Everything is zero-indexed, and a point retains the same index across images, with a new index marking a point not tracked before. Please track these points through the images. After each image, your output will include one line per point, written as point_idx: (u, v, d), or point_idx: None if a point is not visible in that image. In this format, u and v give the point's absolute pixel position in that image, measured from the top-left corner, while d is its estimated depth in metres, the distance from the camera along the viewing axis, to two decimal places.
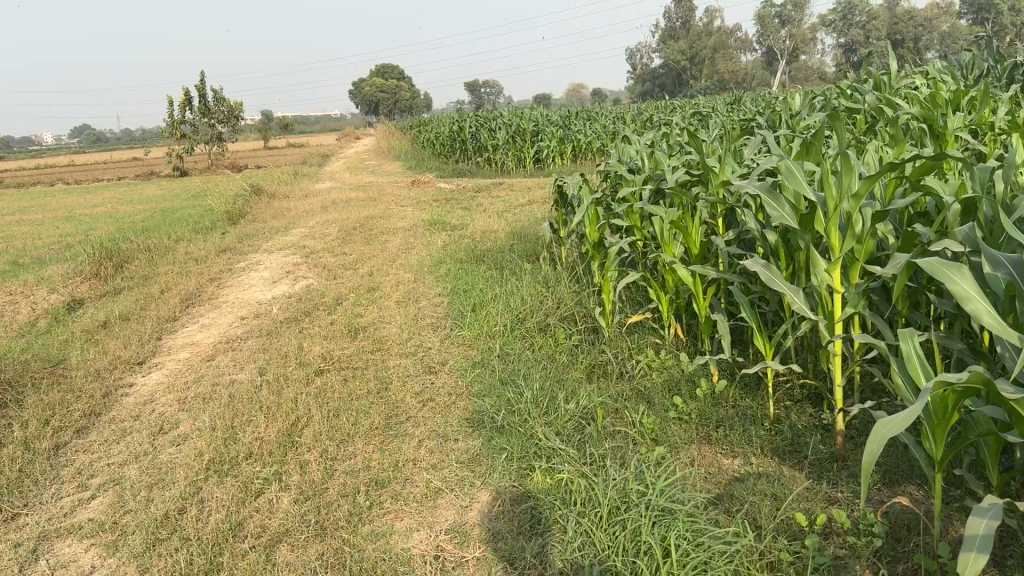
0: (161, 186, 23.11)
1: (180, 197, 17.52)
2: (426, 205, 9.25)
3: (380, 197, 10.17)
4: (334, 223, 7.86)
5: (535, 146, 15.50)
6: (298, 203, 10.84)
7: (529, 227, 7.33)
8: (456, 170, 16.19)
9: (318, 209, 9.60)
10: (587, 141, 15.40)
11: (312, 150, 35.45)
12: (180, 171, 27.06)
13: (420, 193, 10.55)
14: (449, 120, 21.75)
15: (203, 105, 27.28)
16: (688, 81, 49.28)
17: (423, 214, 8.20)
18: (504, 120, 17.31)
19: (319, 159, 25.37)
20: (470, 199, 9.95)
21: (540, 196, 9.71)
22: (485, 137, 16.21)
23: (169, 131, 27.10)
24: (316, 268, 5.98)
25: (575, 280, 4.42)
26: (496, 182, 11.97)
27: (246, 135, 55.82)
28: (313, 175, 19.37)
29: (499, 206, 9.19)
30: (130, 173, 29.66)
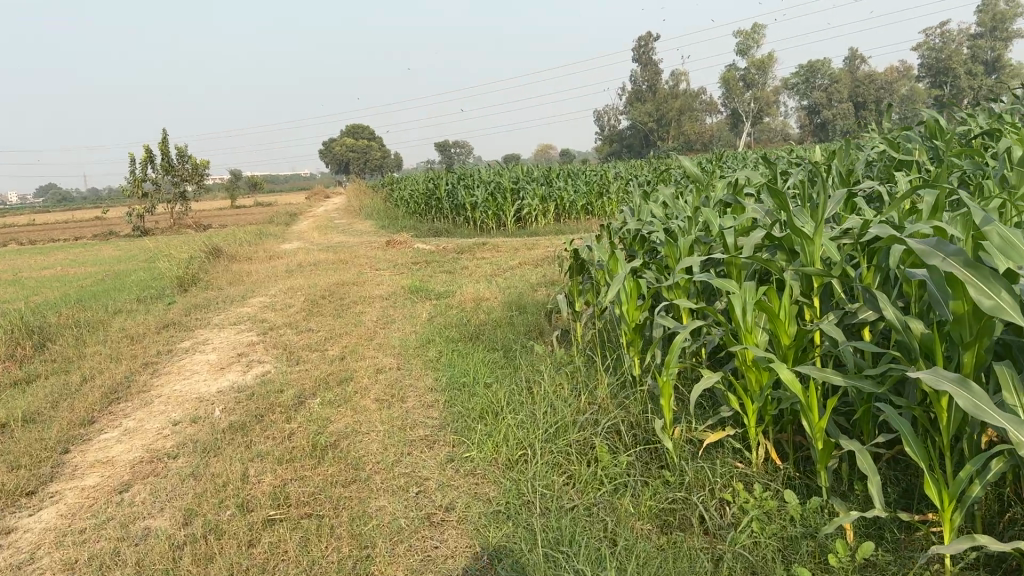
0: (117, 247, 21.87)
1: (136, 259, 16.32)
2: (404, 269, 8.24)
3: (351, 260, 9.14)
4: (299, 291, 6.80)
5: (516, 204, 14.67)
6: (261, 266, 9.78)
7: (525, 297, 6.33)
8: (433, 230, 15.26)
9: (283, 274, 8.53)
10: (570, 199, 14.61)
11: (281, 209, 34.44)
12: (140, 231, 25.84)
13: (397, 255, 9.56)
14: (422, 178, 20.97)
15: (166, 162, 26.24)
16: (661, 140, 49.38)
17: (402, 280, 7.18)
18: (482, 177, 16.52)
19: (287, 218, 24.34)
20: (452, 261, 8.96)
21: (529, 258, 8.75)
22: (464, 195, 15.34)
23: (130, 189, 25.93)
24: (275, 349, 4.90)
25: (610, 372, 3.45)
26: (479, 243, 11.02)
27: (214, 194, 54.73)
28: (280, 235, 18.30)
29: (486, 269, 8.21)
30: (89, 232, 28.34)
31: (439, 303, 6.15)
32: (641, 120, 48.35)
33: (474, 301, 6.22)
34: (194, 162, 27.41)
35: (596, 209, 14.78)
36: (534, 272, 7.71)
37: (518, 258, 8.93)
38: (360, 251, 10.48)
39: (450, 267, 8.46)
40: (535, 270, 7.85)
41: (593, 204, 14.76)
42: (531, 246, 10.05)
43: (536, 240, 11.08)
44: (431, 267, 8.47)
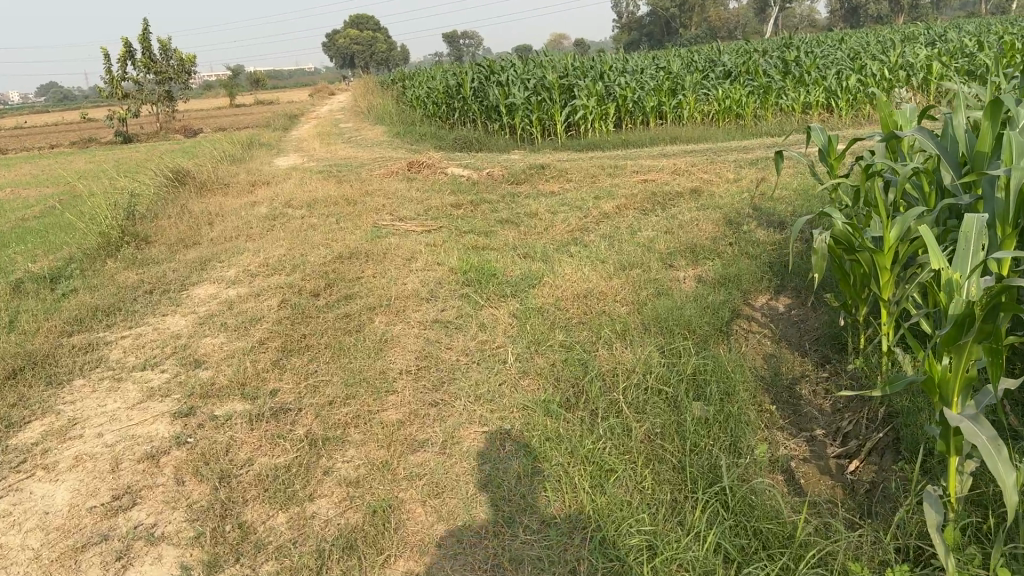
0: (92, 158, 19.01)
1: (104, 175, 13.51)
2: (445, 220, 5.43)
3: (360, 198, 6.30)
4: (277, 276, 4.02)
5: (564, 106, 11.68)
6: (236, 204, 6.97)
7: (675, 296, 3.54)
8: (461, 140, 12.31)
9: (258, 225, 5.73)
10: (631, 98, 11.62)
11: (282, 108, 31.26)
12: (124, 137, 22.93)
13: (427, 188, 6.72)
14: (439, 72, 17.85)
15: (147, 57, 22.99)
16: (691, 27, 45.28)
17: (445, 250, 4.37)
18: (517, 68, 13.45)
19: (286, 120, 21.28)
20: (508, 199, 6.13)
21: (624, 194, 5.88)
22: (498, 95, 12.28)
23: (109, 90, 22.83)
24: (195, 481, 2.15)
25: None
26: (533, 163, 8.16)
27: (215, 92, 51.28)
28: (276, 145, 15.35)
29: (567, 215, 5.38)
30: (68, 138, 25.37)
31: (528, 312, 3.36)
32: (663, 6, 44.36)
33: (590, 308, 3.43)
34: (180, 58, 24.09)
35: (665, 110, 11.75)
36: (648, 227, 4.89)
37: (607, 192, 6.09)
38: (373, 178, 7.62)
39: (511, 212, 5.64)
40: (649, 222, 5.01)
41: (662, 106, 11.72)
42: (611, 170, 7.16)
43: (607, 159, 8.23)
44: (481, 213, 5.64)
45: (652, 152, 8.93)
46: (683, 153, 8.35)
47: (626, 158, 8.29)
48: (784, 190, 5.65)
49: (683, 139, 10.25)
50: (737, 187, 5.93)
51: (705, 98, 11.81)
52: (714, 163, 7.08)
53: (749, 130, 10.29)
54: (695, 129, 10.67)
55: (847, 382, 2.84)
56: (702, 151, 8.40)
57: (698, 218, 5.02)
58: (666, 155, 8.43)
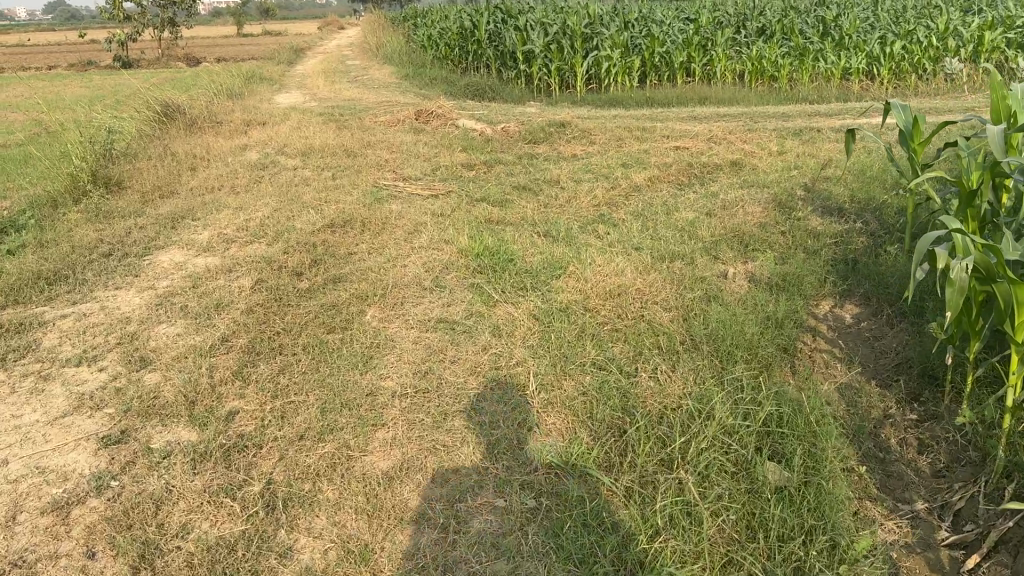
0: (87, 83, 18.20)
1: (95, 102, 12.79)
2: (455, 183, 4.82)
3: (361, 150, 5.68)
4: (257, 248, 3.43)
5: (587, 57, 10.93)
6: (226, 148, 6.34)
7: (728, 302, 2.96)
8: (474, 87, 11.57)
9: (246, 175, 5.12)
10: (659, 52, 10.85)
11: (289, 41, 30.23)
12: (123, 61, 22.06)
13: (436, 142, 6.09)
14: (454, 12, 16.97)
15: None
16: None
17: (455, 225, 3.78)
18: (537, 12, 12.64)
19: (291, 54, 20.40)
20: (527, 162, 5.51)
21: (656, 164, 5.26)
22: (516, 41, 11.51)
23: (109, 11, 21.86)
24: (110, 555, 1.60)
25: None
26: (552, 119, 7.50)
27: (222, 19, 49.90)
28: (278, 80, 14.59)
29: (592, 186, 4.77)
30: (65, 60, 24.46)
31: (552, 316, 2.78)
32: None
33: (627, 316, 2.85)
34: None
35: (694, 67, 11.00)
36: (687, 207, 4.28)
37: (636, 160, 5.47)
38: (378, 127, 6.98)
39: (529, 178, 5.03)
40: (687, 200, 4.40)
41: (691, 62, 10.98)
42: (638, 134, 6.51)
43: (632, 120, 7.58)
44: (496, 178, 5.03)
45: (679, 113, 8.25)
46: (715, 118, 7.68)
47: (652, 120, 7.63)
48: (837, 172, 5.03)
49: (712, 99, 9.54)
50: (781, 163, 5.31)
51: (738, 56, 11.05)
52: (751, 131, 6.44)
53: (784, 93, 9.58)
54: (726, 90, 9.94)
55: (950, 436, 2.29)
56: (736, 116, 7.73)
57: (743, 198, 4.41)
58: (696, 118, 7.76)
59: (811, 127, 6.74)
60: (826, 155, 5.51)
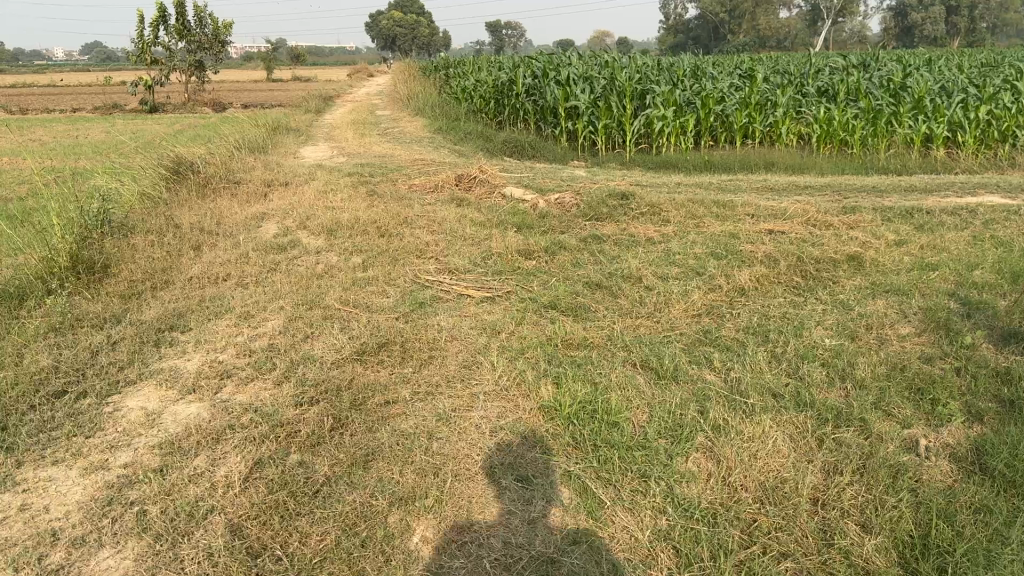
0: (109, 127, 17.68)
1: (112, 150, 12.12)
2: (514, 279, 3.89)
3: (395, 227, 4.79)
4: (261, 391, 2.49)
5: (637, 115, 10.11)
6: (240, 219, 5.49)
7: (951, 513, 1.99)
8: (513, 143, 10.76)
9: (259, 259, 4.24)
10: (715, 112, 10.01)
11: (315, 88, 29.94)
12: (149, 106, 21.64)
13: (483, 219, 5.19)
14: (489, 62, 16.32)
15: (180, 24, 21.64)
16: (739, 32, 43.67)
17: (527, 351, 2.84)
18: (581, 65, 11.89)
19: (320, 102, 19.87)
20: (594, 248, 4.60)
21: (756, 256, 4.31)
22: (559, 96, 10.72)
23: (138, 55, 21.52)
24: None
25: None
26: (609, 188, 6.61)
27: (253, 63, 50.19)
28: (303, 131, 13.90)
29: (685, 287, 3.82)
30: (91, 103, 24.14)
31: (701, 544, 1.80)
32: (716, 10, 42.79)
33: (809, 547, 1.87)
34: (214, 27, 22.74)
35: (754, 129, 10.15)
36: (819, 325, 3.32)
37: (729, 249, 4.53)
38: (414, 195, 6.13)
39: (603, 271, 4.09)
40: (813, 313, 3.45)
41: (750, 123, 10.13)
42: (716, 211, 5.58)
43: (702, 191, 6.68)
44: (563, 270, 4.10)
45: (750, 182, 7.35)
46: (794, 191, 6.78)
47: (722, 192, 6.73)
48: (984, 274, 4.06)
49: (780, 164, 8.64)
50: (907, 258, 4.36)
51: (802, 118, 10.20)
52: (851, 212, 5.51)
53: (860, 160, 8.68)
54: (793, 153, 9.06)
55: None
56: (817, 190, 6.83)
57: (886, 314, 3.45)
58: (772, 190, 6.86)
59: (914, 207, 5.80)
60: (957, 248, 4.56)
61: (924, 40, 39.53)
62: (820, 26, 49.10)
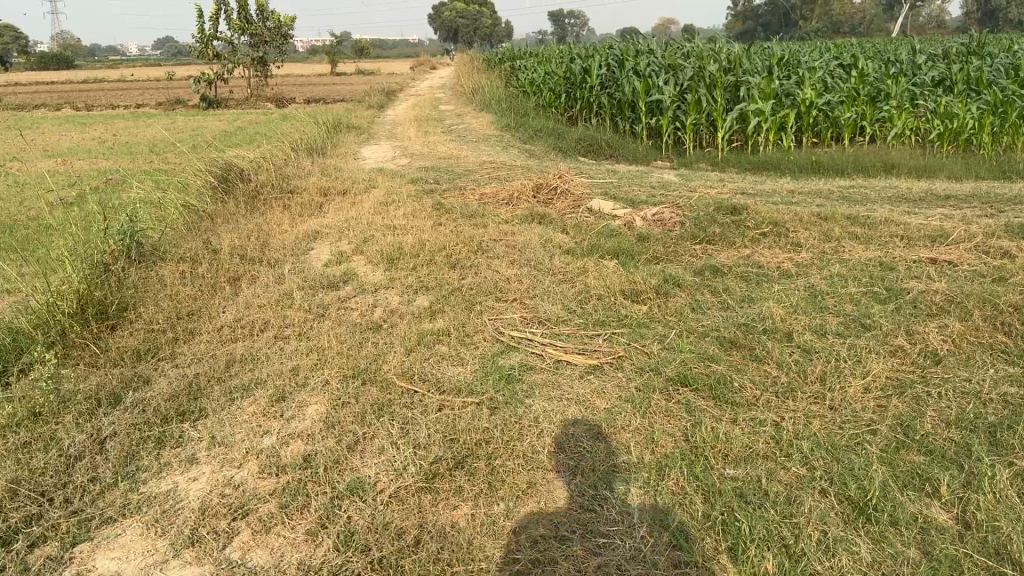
0: (169, 124, 17.35)
1: (168, 148, 11.63)
2: (625, 337, 3.03)
3: (469, 256, 3.99)
4: (290, 551, 1.69)
5: (729, 110, 9.11)
6: (289, 241, 4.77)
7: None
8: (590, 141, 9.88)
9: (305, 299, 3.47)
10: (817, 105, 8.95)
11: (374, 82, 29.50)
12: (210, 102, 21.37)
13: (573, 244, 4.34)
14: (556, 52, 15.45)
15: (242, 18, 21.29)
16: (810, 18, 41.74)
17: (668, 475, 1.98)
18: (662, 53, 10.91)
19: (381, 96, 19.30)
20: (713, 283, 3.72)
21: (931, 305, 3.36)
22: (640, 89, 9.79)
23: (200, 50, 21.27)
24: None
25: None
26: (711, 200, 5.70)
27: (316, 56, 50.27)
28: (363, 127, 13.23)
29: (852, 352, 2.91)
30: (154, 99, 24.07)
31: None
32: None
33: None
34: (275, 20, 22.35)
35: (861, 126, 9.06)
36: None
37: (889, 294, 3.58)
38: (487, 209, 5.33)
39: (736, 323, 3.20)
40: None
41: (858, 118, 9.04)
42: (852, 232, 4.64)
43: (819, 202, 5.71)
44: (683, 322, 3.21)
45: (874, 190, 6.34)
46: (934, 203, 5.75)
47: (847, 203, 5.74)
48: None
49: (901, 167, 7.57)
50: None
51: (917, 113, 9.07)
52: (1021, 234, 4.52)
53: (995, 161, 7.55)
54: (915, 154, 7.97)
55: None
56: (961, 200, 5.80)
57: None
58: (907, 202, 5.84)
59: None
60: None
61: (1009, 23, 37.18)
62: (898, 11, 46.81)
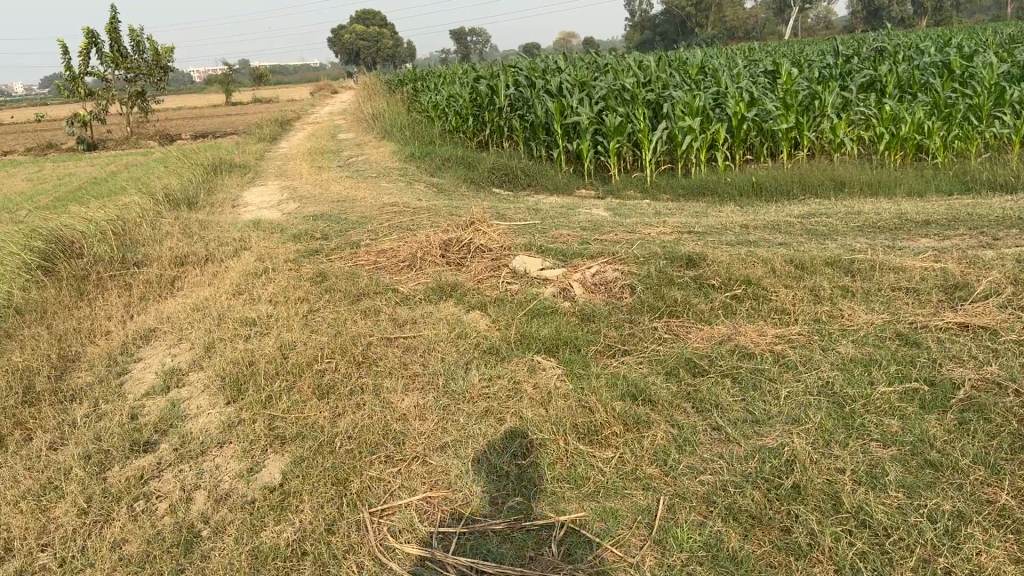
0: (35, 174, 15.57)
1: (18, 207, 10.05)
2: (589, 526, 1.93)
3: (350, 370, 2.83)
4: None
5: (655, 130, 8.18)
6: (110, 355, 3.51)
7: None
8: (503, 168, 8.82)
9: (90, 485, 2.25)
10: (749, 119, 8.10)
11: (268, 111, 27.82)
12: (87, 144, 19.53)
13: (494, 335, 3.23)
14: (459, 72, 14.43)
15: (116, 51, 19.54)
16: (705, 25, 41.93)
17: None
18: (574, 68, 9.96)
19: (276, 128, 17.92)
20: (693, 391, 2.66)
21: (1011, 419, 2.37)
22: (553, 110, 8.79)
23: (70, 89, 19.42)
24: None
25: None
26: (657, 245, 4.70)
27: (210, 88, 48.10)
28: (251, 166, 11.89)
29: (939, 528, 1.88)
30: (24, 144, 22.00)
31: None
32: (681, 5, 41.44)
33: None
34: (154, 53, 20.62)
35: (797, 138, 8.27)
36: None
37: (936, 394, 2.59)
38: (382, 281, 4.18)
39: (748, 473, 2.14)
40: None
41: (793, 131, 8.25)
42: (843, 286, 3.68)
43: (784, 240, 4.77)
44: (673, 479, 2.13)
45: (837, 217, 5.45)
46: (914, 231, 4.88)
47: (816, 239, 4.81)
48: None
49: (852, 185, 6.75)
50: None
51: (854, 121, 8.33)
52: None
53: (952, 171, 6.81)
54: (863, 168, 7.17)
55: None
56: (941, 225, 4.95)
57: None
58: (882, 231, 4.96)
59: None
60: None
61: (895, 20, 38.27)
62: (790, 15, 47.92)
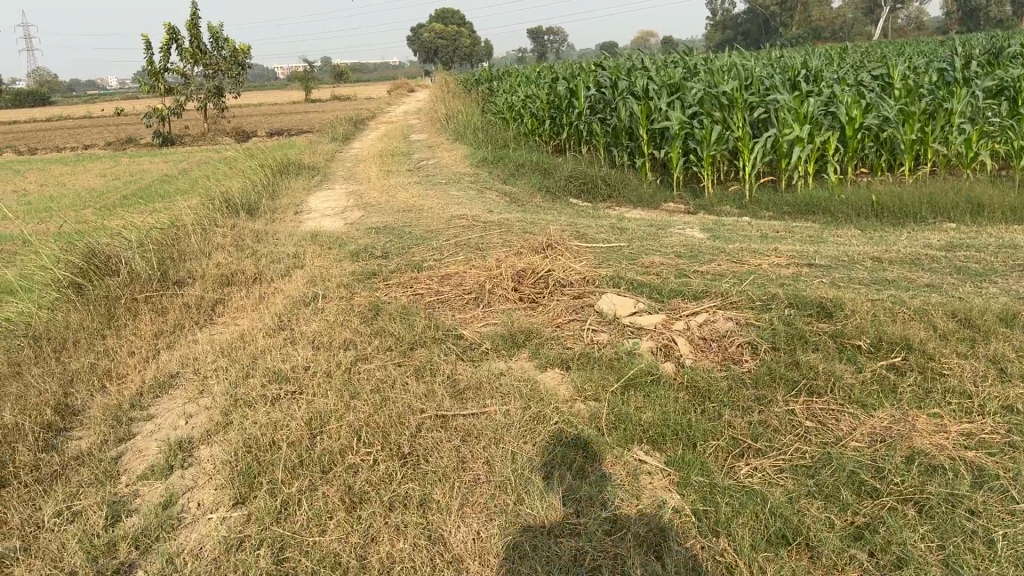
0: (109, 169, 15.54)
1: (83, 205, 9.78)
2: None
3: (389, 468, 2.14)
4: None
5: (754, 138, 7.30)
6: (116, 410, 2.92)
7: None
8: (582, 177, 8.06)
9: None
10: (863, 127, 7.16)
11: (343, 109, 27.66)
12: (163, 139, 19.57)
13: (583, 414, 2.50)
14: (537, 71, 13.75)
15: (194, 46, 19.51)
16: (792, 24, 40.22)
17: None
18: (662, 68, 9.14)
19: (347, 126, 17.58)
20: (866, 528, 1.88)
21: None
22: (640, 114, 7.99)
23: (149, 84, 19.48)
24: None
25: None
26: (773, 283, 3.91)
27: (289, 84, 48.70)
28: (318, 167, 11.45)
29: None
30: (105, 137, 22.28)
31: None
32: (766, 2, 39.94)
33: None
34: (232, 49, 20.57)
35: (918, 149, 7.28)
36: None
37: None
38: (443, 322, 3.51)
39: None
40: None
41: (914, 141, 7.27)
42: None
43: (929, 281, 3.92)
44: None
45: (987, 250, 4.55)
46: None
47: (970, 281, 3.94)
48: None
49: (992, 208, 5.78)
50: None
51: (986, 132, 7.30)
52: None
53: None
54: (1003, 188, 6.17)
55: None
56: None
57: None
58: None
59: None
60: None
61: (998, 20, 36.03)
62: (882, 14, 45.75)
